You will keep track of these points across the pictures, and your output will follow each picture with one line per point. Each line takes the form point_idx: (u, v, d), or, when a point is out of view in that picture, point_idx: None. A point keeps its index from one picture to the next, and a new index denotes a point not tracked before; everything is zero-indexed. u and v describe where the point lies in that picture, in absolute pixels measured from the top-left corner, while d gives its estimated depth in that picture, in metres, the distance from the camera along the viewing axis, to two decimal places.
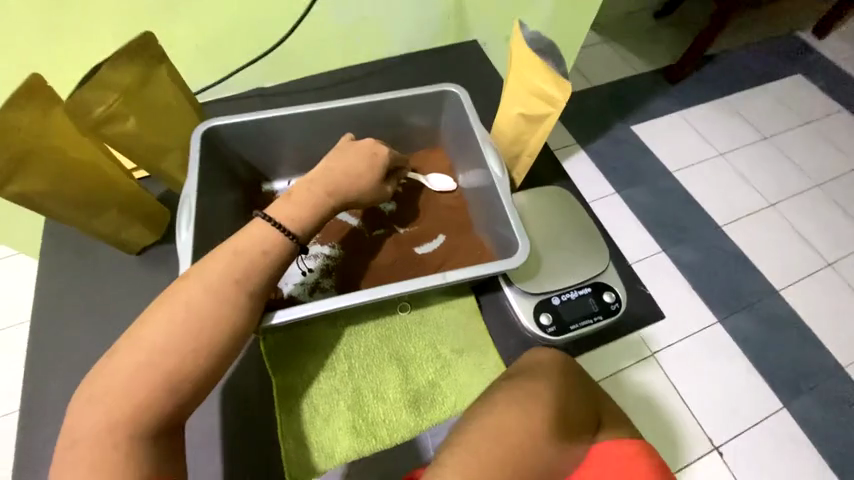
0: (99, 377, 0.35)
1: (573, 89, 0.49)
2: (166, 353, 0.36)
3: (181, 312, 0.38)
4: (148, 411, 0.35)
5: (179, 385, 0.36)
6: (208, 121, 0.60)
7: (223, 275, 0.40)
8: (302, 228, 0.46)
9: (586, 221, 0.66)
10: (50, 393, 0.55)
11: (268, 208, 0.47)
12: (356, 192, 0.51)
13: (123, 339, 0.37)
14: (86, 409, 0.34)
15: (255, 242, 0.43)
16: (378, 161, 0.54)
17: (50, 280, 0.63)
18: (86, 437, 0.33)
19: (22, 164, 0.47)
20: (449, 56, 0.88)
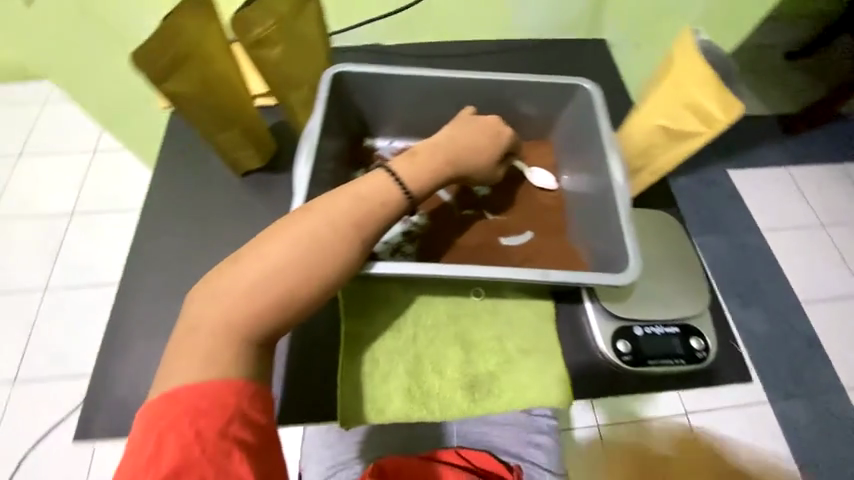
0: (224, 277, 0.38)
1: (742, 113, 0.47)
2: (286, 274, 0.38)
3: (304, 240, 0.40)
4: (260, 320, 0.37)
5: (289, 305, 0.38)
6: (338, 65, 0.62)
7: (344, 216, 0.42)
8: (419, 190, 0.47)
9: (690, 257, 0.61)
10: (150, 281, 0.61)
11: (391, 163, 0.47)
12: (473, 168, 0.51)
13: (249, 250, 0.39)
14: (210, 303, 0.37)
15: (375, 192, 0.45)
16: (498, 141, 0.53)
17: (165, 181, 0.68)
18: (205, 328, 0.36)
19: (178, 65, 0.50)
20: (576, 49, 0.83)
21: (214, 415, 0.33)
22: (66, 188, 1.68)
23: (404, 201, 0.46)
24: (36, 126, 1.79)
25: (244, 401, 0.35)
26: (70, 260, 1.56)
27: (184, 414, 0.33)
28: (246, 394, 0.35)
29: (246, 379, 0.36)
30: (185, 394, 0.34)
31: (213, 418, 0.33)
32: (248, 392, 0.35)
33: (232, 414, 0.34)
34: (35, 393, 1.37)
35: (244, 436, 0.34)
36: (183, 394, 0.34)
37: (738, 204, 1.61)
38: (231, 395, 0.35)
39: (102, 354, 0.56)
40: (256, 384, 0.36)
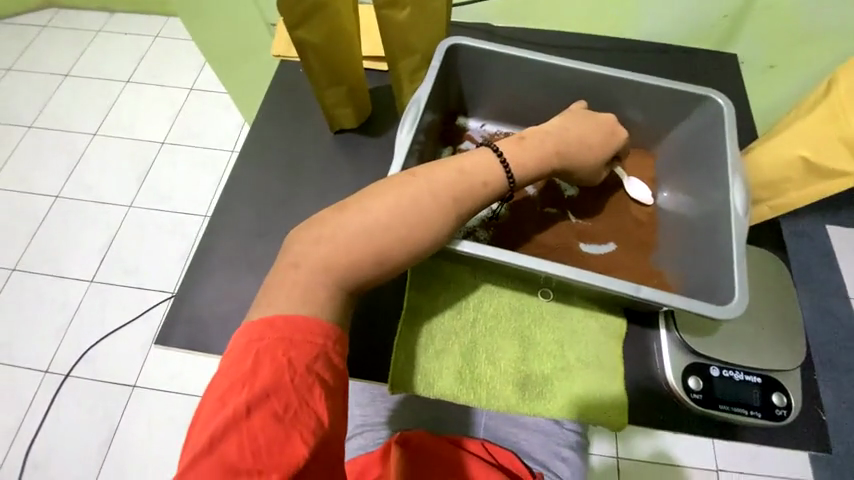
0: (329, 222, 0.40)
1: None
2: (386, 231, 0.40)
3: (407, 202, 0.41)
4: (355, 270, 0.39)
5: (383, 262, 0.40)
6: (455, 37, 0.61)
7: (448, 186, 0.42)
8: (523, 174, 0.46)
9: (791, 308, 0.55)
10: (239, 213, 0.66)
11: (501, 145, 0.46)
12: (580, 165, 0.50)
13: (354, 201, 0.41)
14: (312, 244, 0.39)
15: (478, 169, 0.44)
16: (612, 142, 0.53)
17: (266, 124, 0.72)
18: (305, 266, 0.39)
19: (313, 14, 0.53)
20: (700, 60, 0.76)
21: (303, 349, 0.36)
22: (162, 118, 1.84)
23: (507, 188, 0.45)
24: (146, 57, 1.96)
25: (329, 343, 0.37)
26: (155, 183, 1.72)
27: (279, 341, 0.36)
28: (331, 338, 0.38)
29: (331, 324, 0.38)
30: (281, 324, 0.36)
31: (302, 351, 0.36)
32: (333, 336, 0.38)
33: (318, 352, 0.36)
34: (108, 293, 1.55)
35: (324, 376, 0.36)
36: (279, 323, 0.36)
37: (831, 263, 1.43)
38: (319, 334, 0.37)
39: (190, 269, 0.62)
40: (339, 331, 0.39)
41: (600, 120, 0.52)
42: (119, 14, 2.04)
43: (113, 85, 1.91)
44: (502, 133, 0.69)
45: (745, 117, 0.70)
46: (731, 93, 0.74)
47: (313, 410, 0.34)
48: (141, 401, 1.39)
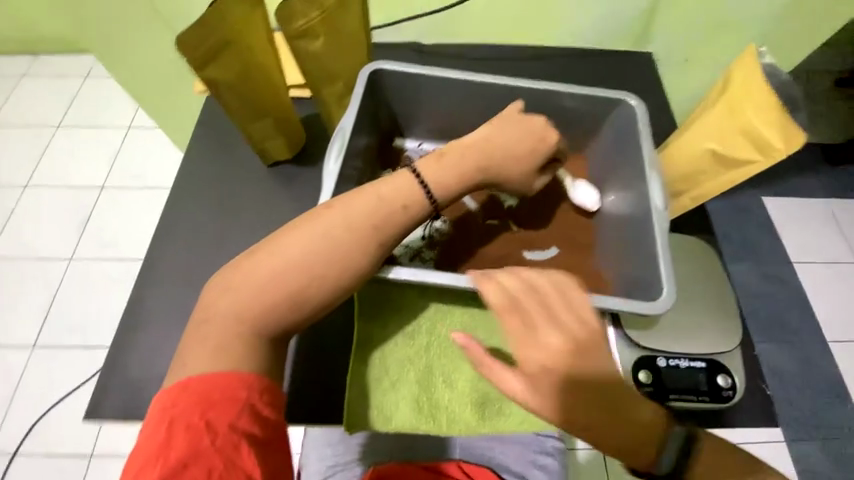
0: (241, 270, 0.40)
1: (805, 144, 0.44)
2: (298, 272, 0.40)
3: (319, 239, 0.41)
4: (272, 316, 0.39)
5: (301, 303, 0.40)
6: (377, 62, 0.60)
7: (363, 218, 0.42)
8: (442, 191, 0.47)
9: (726, 290, 0.58)
10: (173, 263, 0.62)
11: (419, 164, 0.47)
12: (506, 175, 0.50)
13: (266, 244, 0.41)
14: (224, 294, 0.39)
15: (398, 193, 0.45)
16: (541, 149, 0.51)
17: (195, 164, 0.69)
18: (218, 318, 0.39)
19: (220, 52, 0.50)
20: (621, 62, 0.80)
21: (224, 407, 0.36)
22: (99, 161, 1.73)
23: (427, 207, 0.46)
24: (76, 98, 1.85)
25: (253, 395, 0.37)
26: (97, 231, 1.61)
27: (196, 403, 0.35)
28: (255, 388, 0.38)
29: (256, 371, 0.38)
30: (197, 385, 0.36)
31: (223, 410, 0.36)
32: (257, 386, 0.38)
33: (241, 407, 0.36)
34: (54, 357, 1.42)
35: (251, 429, 0.36)
36: (194, 384, 0.36)
37: (770, 232, 1.53)
38: (242, 387, 0.37)
39: (121, 329, 0.58)
40: (266, 378, 0.39)
41: (529, 124, 0.51)
42: (42, 56, 1.92)
43: (41, 132, 1.79)
44: None
45: (666, 112, 0.74)
46: (653, 90, 0.77)
47: (241, 469, 0.34)
48: (103, 469, 1.28)
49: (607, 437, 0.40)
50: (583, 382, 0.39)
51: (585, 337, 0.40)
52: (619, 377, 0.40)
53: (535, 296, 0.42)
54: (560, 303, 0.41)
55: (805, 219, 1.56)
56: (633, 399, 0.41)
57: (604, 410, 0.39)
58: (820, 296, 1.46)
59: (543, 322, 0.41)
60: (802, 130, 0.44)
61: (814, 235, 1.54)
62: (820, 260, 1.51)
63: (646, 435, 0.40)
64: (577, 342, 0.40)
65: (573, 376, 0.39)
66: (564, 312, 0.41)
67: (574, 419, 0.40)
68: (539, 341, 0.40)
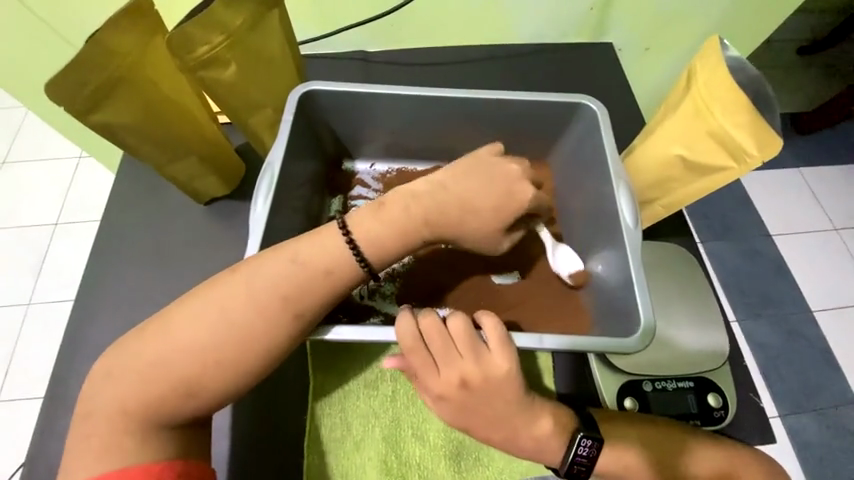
0: (126, 353, 0.37)
1: (782, 149, 0.40)
2: (187, 356, 0.36)
3: (212, 315, 0.37)
4: (163, 409, 0.35)
5: (197, 392, 0.36)
6: (308, 83, 0.54)
7: (271, 286, 0.38)
8: (378, 254, 0.41)
9: (708, 300, 0.54)
10: (99, 327, 0.55)
11: (350, 218, 0.42)
12: (460, 232, 0.43)
13: (153, 322, 0.37)
14: (102, 384, 0.36)
15: (320, 253, 0.40)
16: (507, 204, 0.43)
17: (119, 210, 0.61)
18: (96, 415, 0.35)
19: (111, 92, 0.43)
20: (581, 54, 0.75)
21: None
22: (50, 196, 1.62)
23: (363, 272, 0.41)
24: (19, 131, 1.72)
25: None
26: (53, 271, 1.51)
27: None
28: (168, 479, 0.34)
29: (172, 458, 0.35)
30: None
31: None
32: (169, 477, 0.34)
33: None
34: (19, 412, 1.32)
35: None
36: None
37: (749, 209, 1.52)
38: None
39: (44, 412, 0.51)
40: (182, 465, 0.35)
41: (498, 172, 0.43)
42: None
43: None
44: (393, 171, 0.62)
45: (633, 107, 0.69)
46: (617, 82, 0.72)
47: None
48: None
49: (498, 445, 0.42)
50: (480, 412, 0.40)
51: (489, 376, 0.39)
52: (519, 408, 0.40)
53: (442, 334, 0.39)
54: (469, 344, 0.39)
55: (781, 191, 1.55)
56: (531, 423, 0.41)
57: (497, 430, 0.41)
58: (803, 267, 1.45)
59: (445, 362, 0.39)
60: (777, 135, 0.40)
61: (793, 207, 1.53)
62: (800, 231, 1.50)
63: (542, 449, 0.42)
64: (478, 382, 0.39)
65: (470, 408, 0.40)
66: (465, 350, 0.39)
67: (467, 432, 0.42)
68: (437, 376, 0.39)
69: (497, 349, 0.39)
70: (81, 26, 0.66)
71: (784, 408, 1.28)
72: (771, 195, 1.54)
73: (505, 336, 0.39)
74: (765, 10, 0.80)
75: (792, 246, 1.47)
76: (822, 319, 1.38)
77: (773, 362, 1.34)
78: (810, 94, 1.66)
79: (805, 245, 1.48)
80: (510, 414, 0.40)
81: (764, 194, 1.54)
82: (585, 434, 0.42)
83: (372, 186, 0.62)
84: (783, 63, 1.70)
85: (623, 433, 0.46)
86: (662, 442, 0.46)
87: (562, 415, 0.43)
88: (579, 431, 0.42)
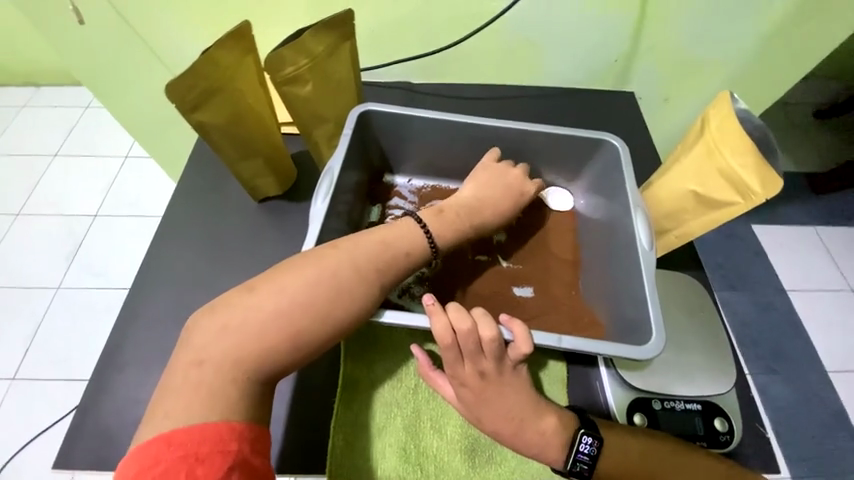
0: (240, 310, 0.41)
1: (781, 190, 0.45)
2: (298, 313, 0.41)
3: (322, 279, 0.43)
4: (268, 359, 0.40)
5: (301, 345, 0.41)
6: (366, 104, 0.61)
7: (368, 259, 0.45)
8: (445, 240, 0.50)
9: (716, 330, 0.57)
10: (157, 301, 0.61)
11: (421, 214, 0.52)
12: (497, 219, 0.55)
13: (266, 284, 0.43)
14: (221, 335, 0.40)
15: (401, 238, 0.48)
16: (523, 198, 0.57)
17: (184, 200, 0.69)
18: (207, 364, 0.39)
19: (211, 97, 0.51)
20: (605, 100, 0.83)
21: (212, 462, 0.35)
22: (94, 189, 1.73)
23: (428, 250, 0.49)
24: (75, 128, 1.88)
25: (244, 446, 0.37)
26: (87, 260, 1.58)
27: (181, 459, 0.35)
28: (248, 439, 0.38)
29: (249, 421, 0.39)
30: (182, 438, 0.36)
31: (210, 465, 0.35)
32: (248, 436, 0.38)
33: (231, 460, 0.36)
34: (34, 391, 1.36)
35: None
36: (178, 438, 0.36)
37: (762, 260, 1.54)
38: (232, 439, 0.37)
39: (98, 374, 0.56)
40: (257, 428, 0.39)
41: (511, 178, 0.57)
42: (44, 88, 1.97)
43: (39, 160, 1.79)
44: (429, 187, 0.69)
45: (651, 149, 0.76)
46: (637, 127, 0.79)
47: None
48: None
49: (507, 441, 0.45)
50: (495, 403, 0.44)
51: (503, 367, 0.44)
52: (532, 400, 0.45)
53: (472, 332, 0.42)
54: (495, 342, 0.42)
55: (795, 246, 1.57)
56: (539, 418, 0.45)
57: (509, 424, 0.44)
58: (818, 323, 1.44)
59: (471, 356, 0.43)
60: (779, 176, 0.45)
61: (807, 262, 1.55)
62: (814, 287, 1.51)
63: (546, 445, 0.45)
64: (494, 373, 0.44)
65: (486, 398, 0.44)
66: (488, 347, 0.42)
67: (479, 424, 0.46)
68: (459, 367, 0.43)
69: (520, 348, 0.42)
70: (171, 43, 0.77)
71: (797, 466, 1.24)
72: (786, 249, 1.56)
73: (527, 336, 0.43)
74: (773, 75, 0.87)
75: (806, 301, 1.48)
76: (837, 377, 1.36)
77: (786, 417, 1.31)
78: (825, 155, 1.71)
79: (819, 301, 1.48)
80: (520, 409, 0.44)
81: (778, 247, 1.57)
82: (585, 431, 0.46)
83: (408, 199, 0.68)
84: (794, 125, 1.77)
85: (625, 443, 0.47)
86: (661, 456, 0.47)
87: (565, 415, 0.47)
88: (580, 428, 0.46)
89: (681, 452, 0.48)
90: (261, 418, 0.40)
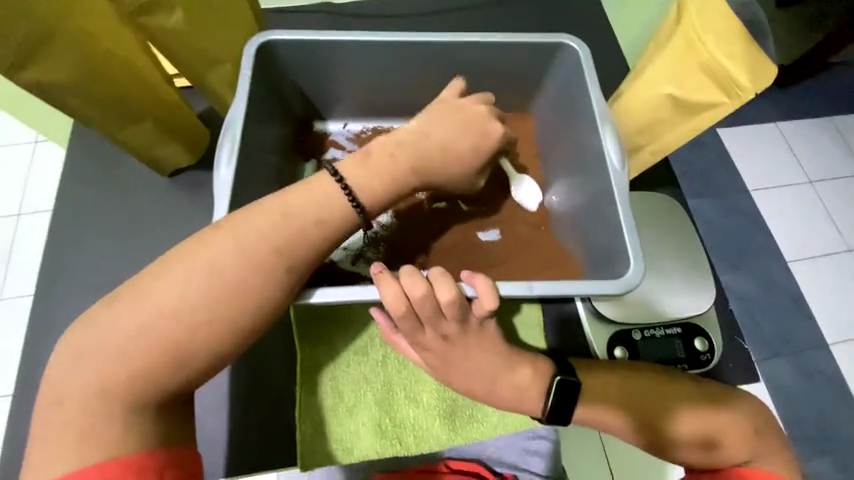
0: (97, 328, 0.33)
1: (774, 80, 0.39)
2: (177, 321, 0.33)
3: (204, 273, 0.34)
4: (149, 381, 0.32)
5: (188, 360, 0.34)
6: (266, 32, 0.49)
7: (260, 240, 0.36)
8: (370, 200, 0.41)
9: (695, 248, 0.54)
10: (64, 312, 0.51)
11: (339, 162, 0.41)
12: (437, 178, 0.44)
13: (129, 291, 0.34)
14: (77, 364, 0.32)
15: (308, 203, 0.38)
16: (482, 147, 0.44)
17: (72, 189, 0.56)
18: (72, 401, 0.31)
19: (43, 45, 0.38)
20: (563, 0, 0.70)
21: None
22: (7, 187, 1.50)
23: (358, 216, 0.40)
24: None
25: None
26: (22, 268, 1.41)
27: None
28: (155, 469, 0.31)
29: (152, 449, 0.32)
30: None
31: None
32: (154, 467, 0.31)
33: None
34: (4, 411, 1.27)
35: None
36: None
37: (731, 164, 1.53)
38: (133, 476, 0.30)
39: (13, 403, 0.48)
40: (167, 454, 0.32)
41: (471, 116, 0.44)
42: None
43: None
44: (368, 130, 0.58)
45: (618, 55, 0.66)
46: (601, 29, 0.69)
47: None
48: None
49: (480, 399, 0.43)
50: (462, 365, 0.40)
51: (468, 327, 0.39)
52: (499, 358, 0.41)
53: (428, 296, 0.36)
54: (456, 304, 0.36)
55: (763, 144, 1.55)
56: (512, 372, 0.42)
57: (481, 382, 0.41)
58: (782, 219, 1.48)
59: (430, 322, 0.37)
60: (772, 63, 0.39)
61: (774, 160, 1.54)
62: (780, 184, 1.52)
63: (524, 397, 0.42)
64: (458, 334, 0.38)
65: (452, 359, 0.40)
66: (449, 312, 0.37)
67: (449, 385, 0.42)
68: (421, 333, 0.38)
69: (485, 304, 0.37)
70: None
71: (772, 360, 1.30)
72: (753, 149, 1.55)
73: (492, 290, 0.37)
74: None
75: (771, 199, 1.49)
76: (800, 268, 1.42)
77: (756, 310, 1.36)
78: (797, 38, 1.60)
79: (784, 197, 1.50)
80: (493, 368, 0.41)
81: (745, 148, 1.55)
82: (562, 378, 0.42)
83: (347, 148, 0.57)
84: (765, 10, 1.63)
85: (602, 380, 0.45)
86: (646, 387, 0.45)
87: (541, 364, 0.43)
88: (558, 375, 0.43)
89: (666, 380, 0.46)
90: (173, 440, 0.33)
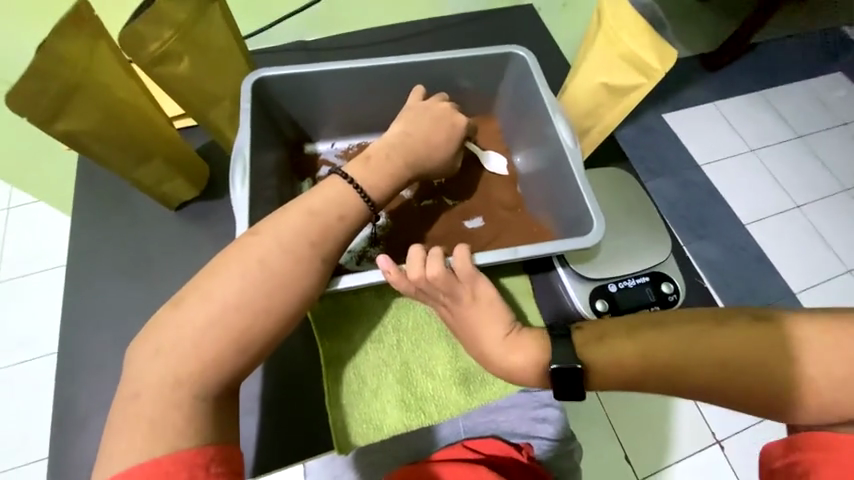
0: (167, 326, 0.38)
1: (676, 60, 0.49)
2: (233, 312, 0.38)
3: (254, 270, 0.40)
4: (216, 367, 0.37)
5: (247, 345, 0.38)
6: (259, 70, 0.56)
7: (297, 236, 0.42)
8: (379, 193, 0.48)
9: (649, 208, 0.63)
10: (92, 346, 0.54)
11: (345, 167, 0.48)
12: (427, 166, 0.52)
13: (191, 293, 0.39)
14: (154, 359, 0.36)
15: (328, 203, 0.45)
16: (454, 133, 0.54)
17: (85, 232, 0.60)
18: (147, 393, 0.35)
19: (69, 98, 0.44)
20: (506, 17, 0.81)
21: None
22: None
23: (368, 209, 0.46)
24: None
25: (202, 471, 0.33)
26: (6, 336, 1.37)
27: None
28: (204, 462, 0.34)
29: (201, 444, 0.34)
30: None
31: None
32: (202, 460, 0.34)
33: None
34: None
35: None
36: None
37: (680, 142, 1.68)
38: (182, 469, 0.32)
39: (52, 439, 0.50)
40: (212, 449, 0.35)
41: (437, 110, 0.54)
42: None
43: None
44: (354, 146, 0.65)
45: (560, 57, 0.76)
46: (542, 38, 0.79)
47: None
48: None
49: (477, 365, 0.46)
50: (456, 329, 0.46)
51: (459, 296, 0.44)
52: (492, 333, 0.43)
53: (422, 274, 0.43)
54: (441, 275, 0.43)
55: (705, 122, 1.72)
56: (504, 353, 0.43)
57: (473, 349, 0.45)
58: (733, 186, 1.63)
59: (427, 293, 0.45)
60: (673, 50, 0.49)
61: (716, 134, 1.70)
62: (725, 155, 1.68)
63: (519, 376, 0.43)
64: (452, 302, 0.44)
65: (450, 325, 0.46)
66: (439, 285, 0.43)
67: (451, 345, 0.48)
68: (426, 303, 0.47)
69: (461, 268, 0.44)
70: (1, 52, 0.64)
71: None
72: (697, 127, 1.71)
73: (467, 256, 0.44)
74: None
75: (720, 169, 1.65)
76: (756, 228, 1.56)
77: (723, 271, 1.48)
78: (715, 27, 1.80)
79: (731, 166, 1.66)
80: (485, 343, 0.43)
81: (690, 127, 1.70)
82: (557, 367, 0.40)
83: (337, 163, 0.64)
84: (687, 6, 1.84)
85: (622, 350, 0.40)
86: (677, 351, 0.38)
87: (537, 351, 0.42)
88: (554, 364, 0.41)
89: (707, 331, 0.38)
90: (231, 427, 0.37)
